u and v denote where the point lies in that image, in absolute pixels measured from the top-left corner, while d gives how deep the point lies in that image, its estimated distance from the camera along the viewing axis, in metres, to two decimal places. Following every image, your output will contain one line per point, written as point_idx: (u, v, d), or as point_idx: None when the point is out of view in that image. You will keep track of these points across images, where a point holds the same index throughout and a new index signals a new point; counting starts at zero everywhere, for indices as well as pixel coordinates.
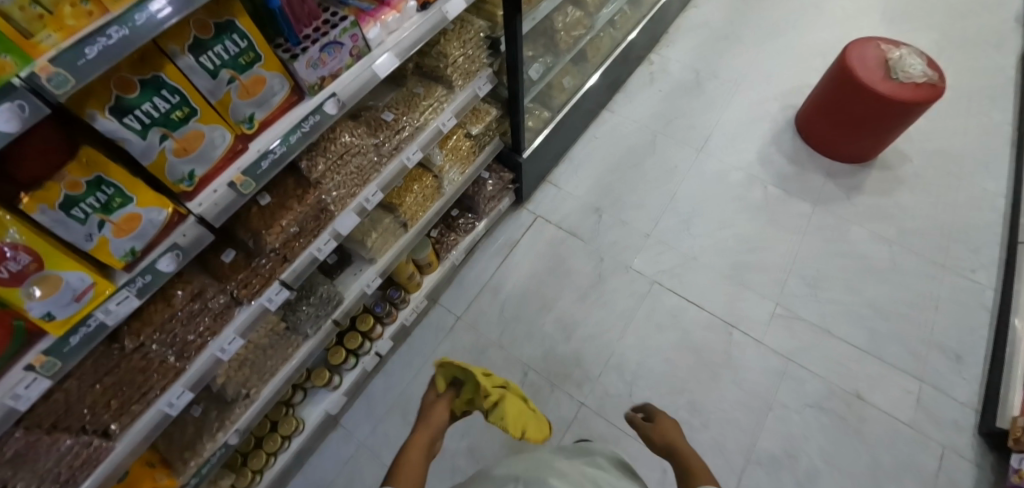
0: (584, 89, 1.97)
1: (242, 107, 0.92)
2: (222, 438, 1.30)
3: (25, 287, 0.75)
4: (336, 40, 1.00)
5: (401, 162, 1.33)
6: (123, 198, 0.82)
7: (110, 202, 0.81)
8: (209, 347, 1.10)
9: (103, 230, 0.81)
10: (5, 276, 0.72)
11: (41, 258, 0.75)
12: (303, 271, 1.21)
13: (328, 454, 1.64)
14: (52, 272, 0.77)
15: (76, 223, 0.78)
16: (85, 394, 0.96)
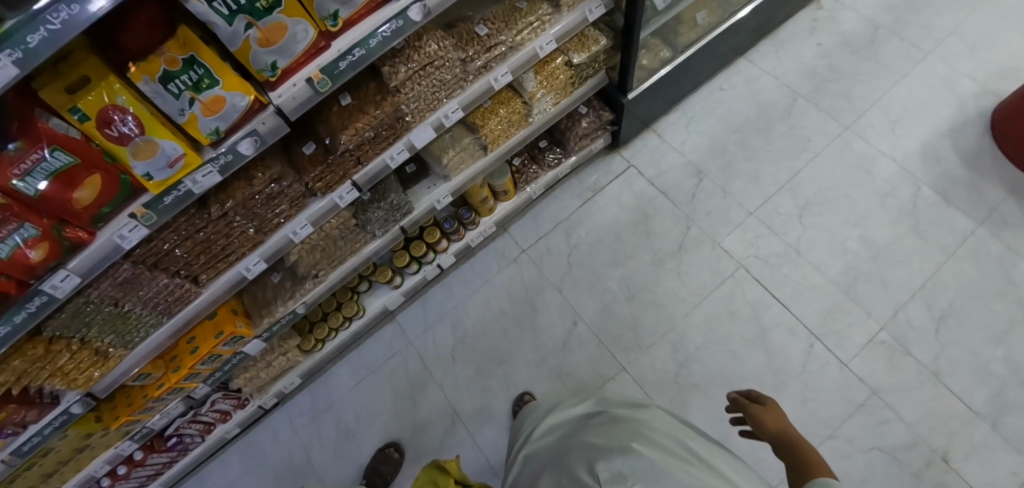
0: (720, 29, 1.68)
1: (326, 4, 0.92)
2: (292, 307, 1.47)
3: (130, 148, 0.86)
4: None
5: (488, 82, 1.28)
6: (211, 81, 0.87)
7: (200, 83, 0.87)
8: (283, 228, 1.22)
9: (192, 108, 0.88)
10: (116, 134, 0.83)
11: (143, 125, 0.85)
12: (374, 176, 1.28)
13: (381, 342, 1.81)
14: (149, 139, 0.87)
15: (171, 97, 0.86)
16: (179, 247, 1.10)
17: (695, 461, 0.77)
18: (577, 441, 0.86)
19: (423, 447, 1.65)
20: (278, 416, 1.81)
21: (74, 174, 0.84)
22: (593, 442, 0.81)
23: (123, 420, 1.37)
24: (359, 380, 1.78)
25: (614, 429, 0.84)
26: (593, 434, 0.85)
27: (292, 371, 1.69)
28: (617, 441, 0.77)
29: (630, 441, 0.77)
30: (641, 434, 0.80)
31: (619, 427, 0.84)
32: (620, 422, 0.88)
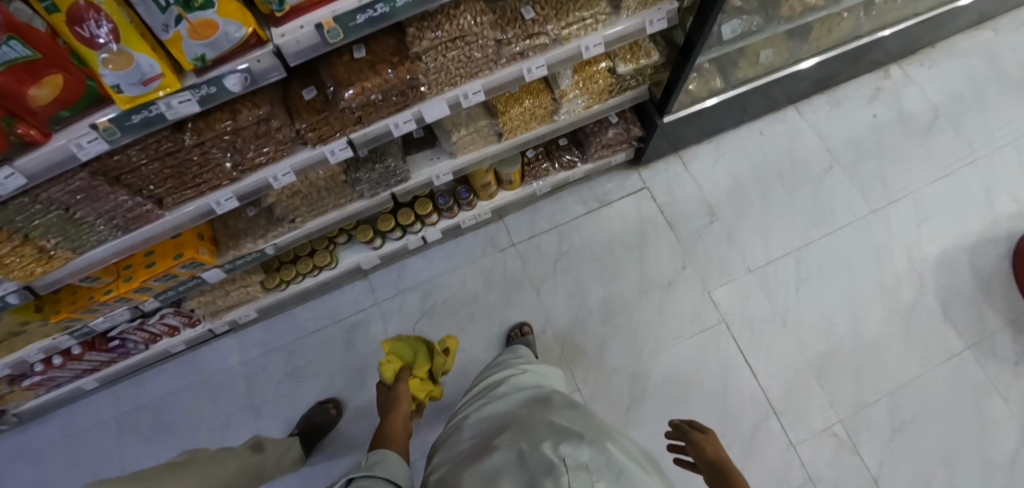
0: (780, 74, 1.55)
1: None
2: (259, 247, 1.40)
3: (101, 54, 0.75)
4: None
5: (520, 70, 1.15)
6: (203, 1, 0.76)
7: (191, 0, 0.75)
8: (264, 171, 1.13)
9: (178, 27, 0.77)
10: (86, 35, 0.72)
11: (119, 31, 0.74)
12: (373, 139, 1.17)
13: (347, 296, 1.75)
14: (124, 49, 0.76)
15: (155, 8, 0.74)
16: (144, 167, 1.01)
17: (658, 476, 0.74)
18: (540, 417, 0.80)
19: (361, 411, 1.64)
20: (227, 341, 1.78)
21: (29, 68, 0.75)
22: (558, 424, 0.75)
23: (65, 315, 1.33)
24: (315, 329, 1.74)
25: (576, 415, 0.82)
26: (556, 416, 0.80)
27: (249, 304, 1.63)
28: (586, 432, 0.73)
29: (598, 435, 0.72)
30: (609, 434, 0.77)
31: (583, 415, 0.82)
32: (582, 413, 0.84)
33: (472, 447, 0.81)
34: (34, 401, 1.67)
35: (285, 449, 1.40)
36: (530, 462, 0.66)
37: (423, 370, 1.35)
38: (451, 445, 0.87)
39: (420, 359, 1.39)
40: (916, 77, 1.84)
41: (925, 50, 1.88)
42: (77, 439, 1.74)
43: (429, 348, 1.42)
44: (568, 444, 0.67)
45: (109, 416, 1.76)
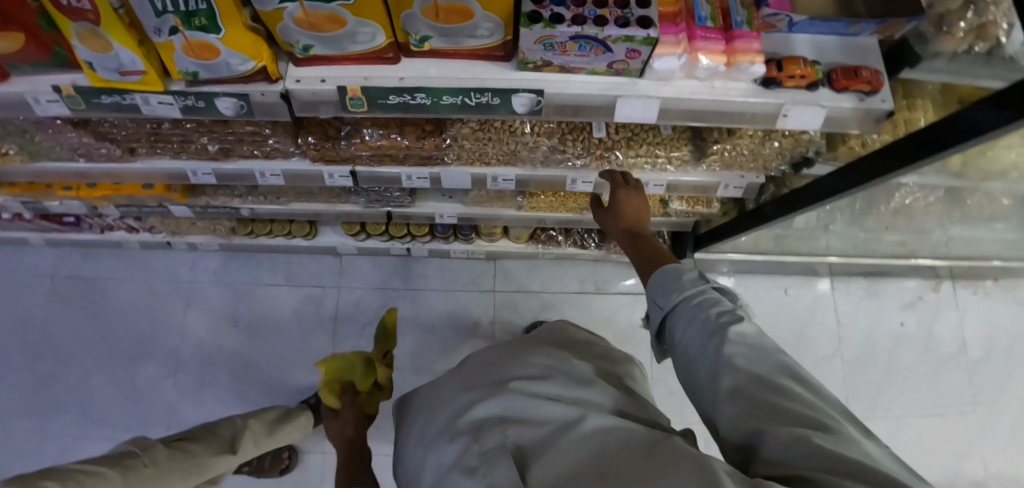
0: (834, 260, 1.40)
1: (420, 23, 0.63)
2: (234, 204, 1.28)
3: (73, 31, 0.61)
4: (595, 37, 0.62)
5: (565, 177, 1.01)
6: (208, 24, 0.60)
7: (194, 17, 0.59)
8: (253, 163, 1.00)
9: (173, 37, 0.62)
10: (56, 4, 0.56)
11: (98, 18, 0.58)
12: (379, 179, 1.03)
13: (317, 267, 1.69)
14: (104, 37, 0.61)
15: (149, 10, 0.57)
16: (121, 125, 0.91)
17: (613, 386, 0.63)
18: (465, 370, 0.65)
19: (279, 384, 1.60)
20: (183, 254, 1.70)
21: None
22: (486, 374, 0.60)
23: (16, 191, 1.24)
24: (271, 283, 1.68)
25: (469, 360, 0.68)
26: (486, 359, 0.65)
27: (212, 238, 1.54)
28: (515, 371, 0.58)
29: (506, 369, 0.59)
30: (549, 357, 0.62)
31: (479, 353, 0.68)
32: (523, 345, 0.67)
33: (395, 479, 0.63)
34: None
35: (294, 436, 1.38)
36: (447, 452, 0.51)
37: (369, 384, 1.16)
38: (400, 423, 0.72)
39: (359, 372, 1.18)
40: (961, 302, 1.72)
41: (985, 278, 1.73)
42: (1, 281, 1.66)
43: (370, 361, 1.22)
44: (495, 409, 0.53)
45: (41, 273, 1.68)
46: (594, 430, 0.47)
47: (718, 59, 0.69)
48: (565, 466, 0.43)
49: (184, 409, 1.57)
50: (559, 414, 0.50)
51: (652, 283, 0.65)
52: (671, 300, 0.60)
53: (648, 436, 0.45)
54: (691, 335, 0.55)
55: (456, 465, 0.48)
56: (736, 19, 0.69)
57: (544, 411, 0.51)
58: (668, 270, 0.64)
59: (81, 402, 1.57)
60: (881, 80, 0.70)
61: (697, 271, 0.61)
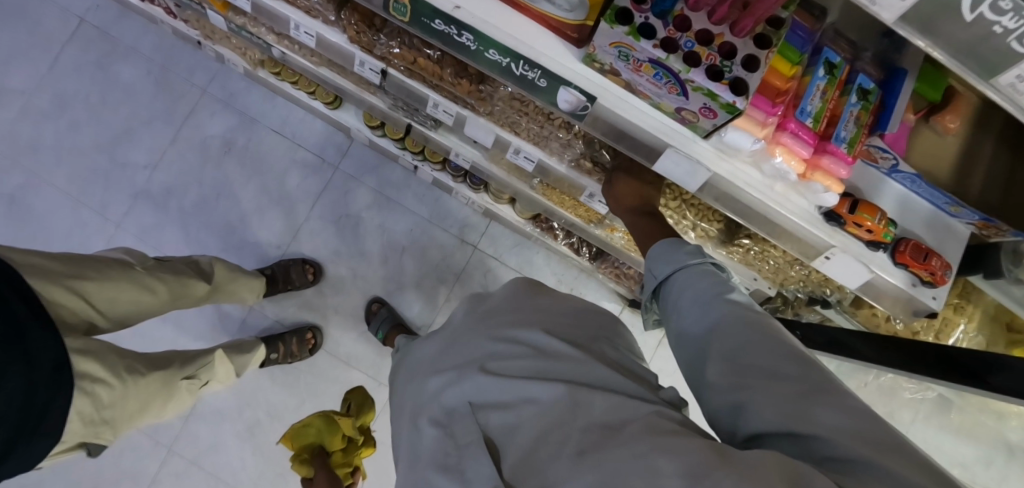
0: None
1: None
2: (269, 40, 1.19)
3: None
4: (676, 73, 0.52)
5: (585, 188, 0.93)
6: None
7: None
8: (292, 13, 0.91)
9: None
10: None
11: None
12: (407, 89, 0.95)
13: (327, 138, 1.62)
14: None
15: None
16: None
17: (612, 341, 0.64)
18: (453, 341, 0.67)
19: (242, 226, 1.59)
20: (209, 61, 1.63)
21: None
22: (468, 349, 0.63)
23: None
24: (276, 131, 1.62)
25: (451, 348, 0.65)
26: (466, 337, 0.66)
27: (240, 61, 1.47)
28: (495, 348, 0.60)
29: (485, 362, 0.58)
30: (529, 324, 0.63)
31: (462, 338, 0.66)
32: (507, 312, 0.67)
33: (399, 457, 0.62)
34: None
35: (253, 291, 1.38)
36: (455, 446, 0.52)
37: (338, 442, 1.18)
38: (395, 389, 0.73)
39: (330, 438, 1.18)
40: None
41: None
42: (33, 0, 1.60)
43: (331, 417, 1.20)
44: (475, 396, 0.56)
45: (73, 10, 1.61)
46: (570, 406, 0.49)
47: (795, 165, 0.59)
48: (531, 447, 0.47)
49: (148, 206, 1.57)
50: (543, 409, 0.50)
51: (651, 253, 0.66)
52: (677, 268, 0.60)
53: (626, 415, 0.47)
54: (689, 304, 0.56)
55: (437, 458, 0.52)
56: (839, 132, 0.58)
57: (529, 409, 0.51)
58: (669, 244, 0.64)
59: (60, 152, 1.56)
60: (944, 277, 0.65)
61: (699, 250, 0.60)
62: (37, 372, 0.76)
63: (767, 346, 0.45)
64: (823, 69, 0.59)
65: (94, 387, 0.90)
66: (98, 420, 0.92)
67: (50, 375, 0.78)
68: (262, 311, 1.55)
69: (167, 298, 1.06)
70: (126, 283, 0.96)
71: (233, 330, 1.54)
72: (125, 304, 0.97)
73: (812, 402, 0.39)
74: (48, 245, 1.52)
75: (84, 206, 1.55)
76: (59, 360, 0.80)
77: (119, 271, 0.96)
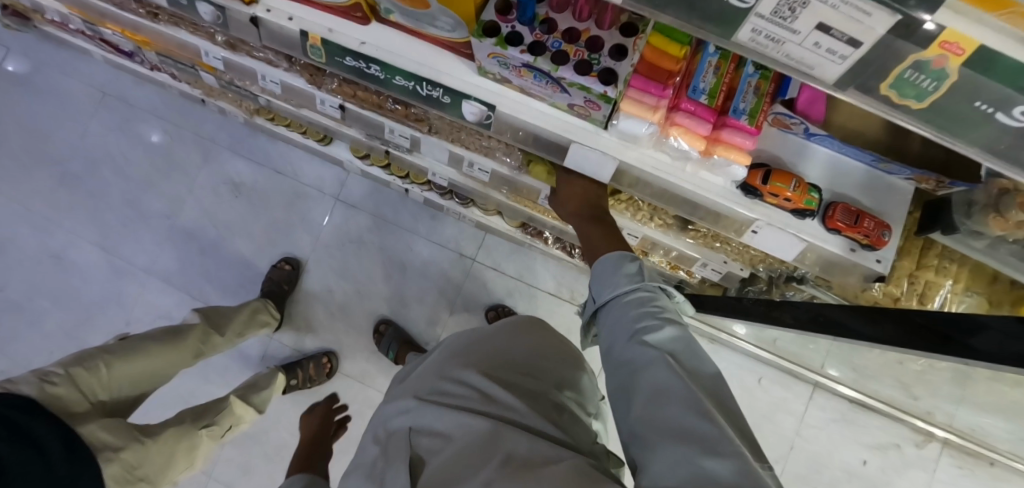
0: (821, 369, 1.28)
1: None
2: (254, 91, 1.30)
3: None
4: (548, 73, 0.55)
5: (541, 190, 0.95)
6: None
7: None
8: (256, 65, 1.00)
9: None
10: None
11: None
12: (365, 120, 1.01)
13: (327, 172, 1.73)
14: None
15: None
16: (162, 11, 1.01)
17: (558, 389, 0.68)
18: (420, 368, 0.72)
19: (256, 262, 1.71)
20: (215, 115, 1.78)
21: None
22: (421, 380, 0.67)
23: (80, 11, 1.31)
24: (278, 171, 1.74)
25: (416, 376, 0.71)
26: (422, 371, 0.71)
27: (239, 112, 1.60)
28: (444, 377, 0.64)
29: (431, 390, 0.63)
30: (474, 360, 0.67)
31: (428, 365, 0.72)
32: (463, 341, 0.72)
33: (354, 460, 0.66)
34: (50, 30, 1.73)
35: (261, 322, 1.49)
36: (390, 458, 0.57)
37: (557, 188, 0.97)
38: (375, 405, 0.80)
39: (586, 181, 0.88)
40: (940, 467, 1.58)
41: (984, 456, 1.55)
42: (69, 82, 1.85)
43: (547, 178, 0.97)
44: (415, 421, 0.60)
45: (99, 85, 1.83)
46: (490, 437, 0.52)
47: (694, 143, 0.59)
48: (445, 471, 0.50)
49: (171, 251, 1.72)
50: (465, 440, 0.53)
51: (597, 271, 0.68)
52: (608, 294, 0.63)
53: (544, 454, 0.50)
54: (610, 331, 0.60)
55: (372, 473, 0.57)
56: (736, 105, 0.57)
57: (457, 437, 0.54)
58: (613, 257, 0.67)
59: (97, 212, 1.75)
60: (882, 238, 0.62)
61: (635, 264, 0.64)
62: (51, 451, 0.80)
63: (667, 380, 0.48)
64: (714, 45, 0.59)
65: (120, 453, 0.92)
66: (133, 479, 0.94)
67: (65, 451, 0.82)
68: (281, 339, 1.66)
69: (175, 357, 1.14)
70: (116, 364, 1.01)
71: (253, 360, 1.64)
72: (128, 378, 1.03)
73: (693, 445, 0.41)
74: (90, 295, 1.71)
75: (118, 259, 1.72)
76: (70, 442, 0.84)
77: (108, 356, 1.00)
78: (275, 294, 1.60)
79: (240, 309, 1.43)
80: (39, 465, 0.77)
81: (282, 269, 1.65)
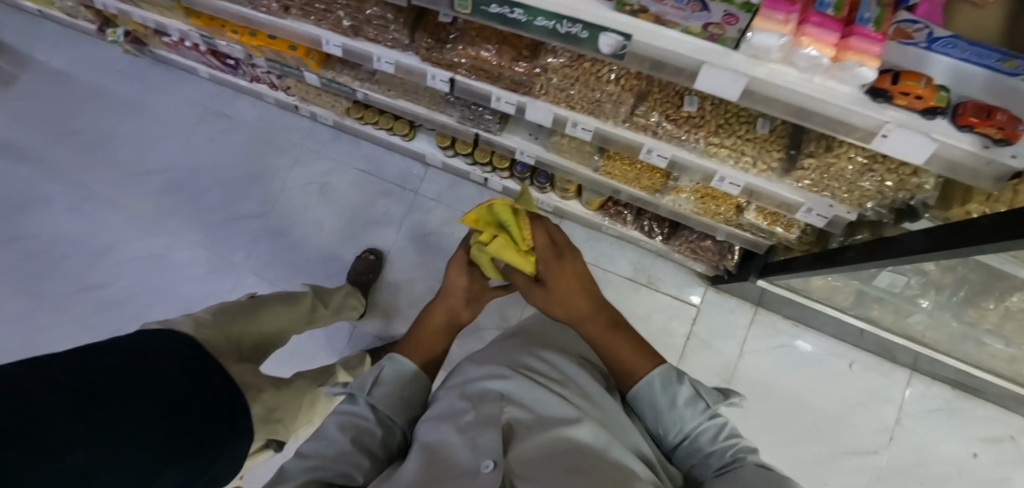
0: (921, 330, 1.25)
1: None
2: (354, 85, 1.43)
3: None
4: None
5: (642, 145, 1.00)
6: None
7: None
8: (376, 48, 1.12)
9: None
10: None
11: None
12: (473, 92, 1.09)
13: (407, 170, 1.84)
14: None
15: None
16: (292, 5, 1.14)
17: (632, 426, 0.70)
18: (508, 354, 0.77)
19: (341, 255, 1.81)
20: (304, 122, 1.94)
21: None
22: (517, 364, 0.72)
23: (201, 22, 1.48)
24: (362, 169, 1.86)
25: (505, 358, 0.76)
26: (506, 353, 0.77)
27: (330, 114, 1.75)
28: (530, 362, 0.72)
29: (532, 379, 0.67)
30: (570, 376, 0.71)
31: (516, 354, 0.76)
32: (537, 341, 0.83)
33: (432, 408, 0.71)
34: (164, 53, 1.94)
35: (354, 304, 1.55)
36: (479, 416, 0.61)
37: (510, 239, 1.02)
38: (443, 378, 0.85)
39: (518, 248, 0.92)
40: None
41: None
42: (175, 101, 2.05)
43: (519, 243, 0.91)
44: (511, 395, 0.65)
45: (201, 100, 2.03)
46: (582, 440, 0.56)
47: (825, 51, 0.63)
48: (538, 447, 0.54)
49: (263, 246, 1.85)
50: (556, 427, 0.57)
51: (640, 405, 0.72)
52: (667, 428, 0.69)
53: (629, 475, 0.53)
54: (681, 438, 0.67)
55: (459, 422, 0.61)
56: (861, 14, 0.62)
57: (549, 423, 0.59)
58: (655, 382, 0.71)
59: (196, 213, 1.90)
60: (1018, 132, 0.63)
61: (683, 385, 0.70)
62: (208, 378, 0.90)
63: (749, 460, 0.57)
64: None
65: (262, 395, 1.01)
66: (273, 421, 1.04)
67: (217, 379, 0.92)
68: (365, 327, 1.73)
69: (286, 321, 1.22)
70: (239, 319, 1.08)
71: (339, 347, 1.73)
72: (246, 337, 1.09)
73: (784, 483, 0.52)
74: (188, 290, 1.83)
75: (215, 255, 1.86)
76: (219, 372, 0.93)
77: (234, 313, 1.08)
78: (360, 282, 1.69)
79: (339, 289, 1.51)
80: (202, 386, 0.88)
81: (367, 258, 1.74)
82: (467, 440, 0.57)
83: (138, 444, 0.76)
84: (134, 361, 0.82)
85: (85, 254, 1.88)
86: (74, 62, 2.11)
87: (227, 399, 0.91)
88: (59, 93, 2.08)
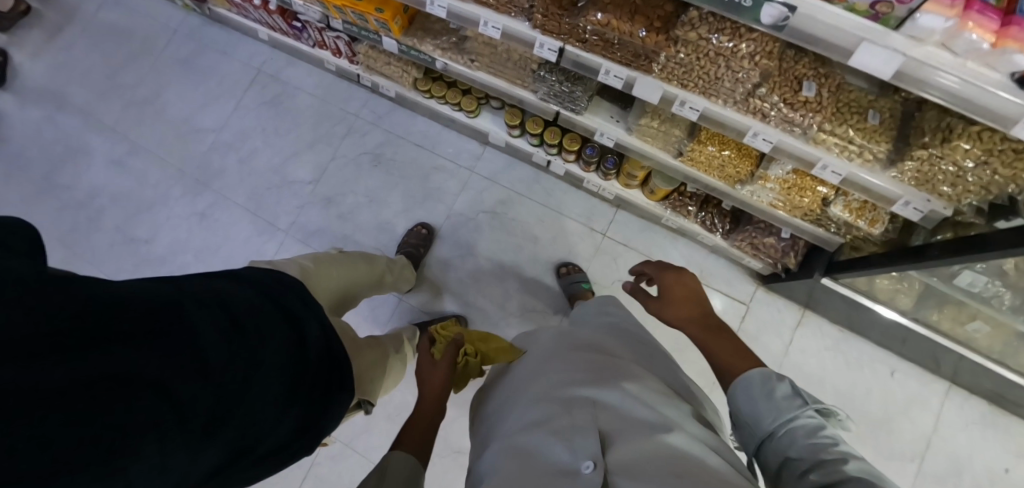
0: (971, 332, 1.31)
1: None
2: (433, 55, 1.43)
3: None
4: None
5: (748, 128, 1.02)
6: None
7: None
8: (484, 12, 1.13)
9: None
10: None
11: None
12: (581, 65, 1.12)
13: (464, 149, 1.84)
14: None
15: None
16: None
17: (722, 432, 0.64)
18: (586, 356, 0.72)
19: (391, 227, 1.79)
20: (361, 93, 1.93)
21: None
22: (600, 369, 0.68)
23: None
24: (418, 144, 1.86)
25: (584, 359, 0.71)
26: (579, 356, 0.72)
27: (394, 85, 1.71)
28: (615, 367, 0.68)
29: (624, 381, 0.63)
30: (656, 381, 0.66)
31: (596, 357, 0.71)
32: (605, 348, 0.77)
33: (514, 413, 0.67)
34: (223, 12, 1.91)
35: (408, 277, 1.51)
36: (570, 417, 0.57)
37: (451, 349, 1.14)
38: (510, 381, 0.81)
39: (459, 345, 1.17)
40: None
41: None
42: (227, 61, 2.01)
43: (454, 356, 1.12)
44: (601, 397, 0.60)
45: (256, 62, 2.00)
46: (693, 446, 0.51)
47: (987, 36, 0.66)
48: (643, 452, 0.50)
49: (310, 213, 1.82)
50: (658, 430, 0.53)
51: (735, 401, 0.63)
52: (764, 423, 0.59)
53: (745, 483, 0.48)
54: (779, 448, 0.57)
55: (550, 426, 0.57)
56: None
57: (648, 425, 0.54)
58: (754, 379, 0.63)
59: (242, 175, 1.87)
60: None
61: (788, 384, 0.60)
62: (318, 326, 0.88)
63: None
64: None
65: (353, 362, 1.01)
66: (364, 383, 1.04)
67: (322, 329, 0.89)
68: (411, 301, 1.71)
69: (359, 281, 1.19)
70: (321, 273, 1.04)
71: (384, 319, 1.71)
72: (328, 290, 1.06)
73: None
74: (230, 251, 1.79)
75: (260, 218, 1.82)
76: (326, 323, 0.91)
77: (320, 266, 1.05)
78: (412, 254, 1.68)
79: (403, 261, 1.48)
80: (314, 337, 0.85)
81: (420, 232, 1.73)
82: (563, 444, 0.53)
83: (267, 390, 0.73)
84: (258, 306, 0.77)
85: (125, 208, 1.84)
86: (127, 14, 2.06)
87: (333, 356, 0.89)
88: (108, 43, 2.03)
